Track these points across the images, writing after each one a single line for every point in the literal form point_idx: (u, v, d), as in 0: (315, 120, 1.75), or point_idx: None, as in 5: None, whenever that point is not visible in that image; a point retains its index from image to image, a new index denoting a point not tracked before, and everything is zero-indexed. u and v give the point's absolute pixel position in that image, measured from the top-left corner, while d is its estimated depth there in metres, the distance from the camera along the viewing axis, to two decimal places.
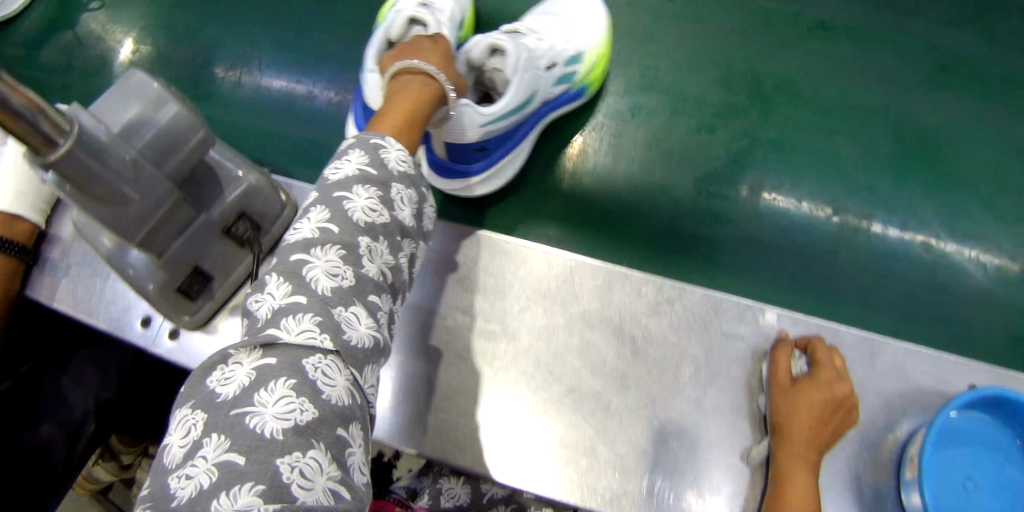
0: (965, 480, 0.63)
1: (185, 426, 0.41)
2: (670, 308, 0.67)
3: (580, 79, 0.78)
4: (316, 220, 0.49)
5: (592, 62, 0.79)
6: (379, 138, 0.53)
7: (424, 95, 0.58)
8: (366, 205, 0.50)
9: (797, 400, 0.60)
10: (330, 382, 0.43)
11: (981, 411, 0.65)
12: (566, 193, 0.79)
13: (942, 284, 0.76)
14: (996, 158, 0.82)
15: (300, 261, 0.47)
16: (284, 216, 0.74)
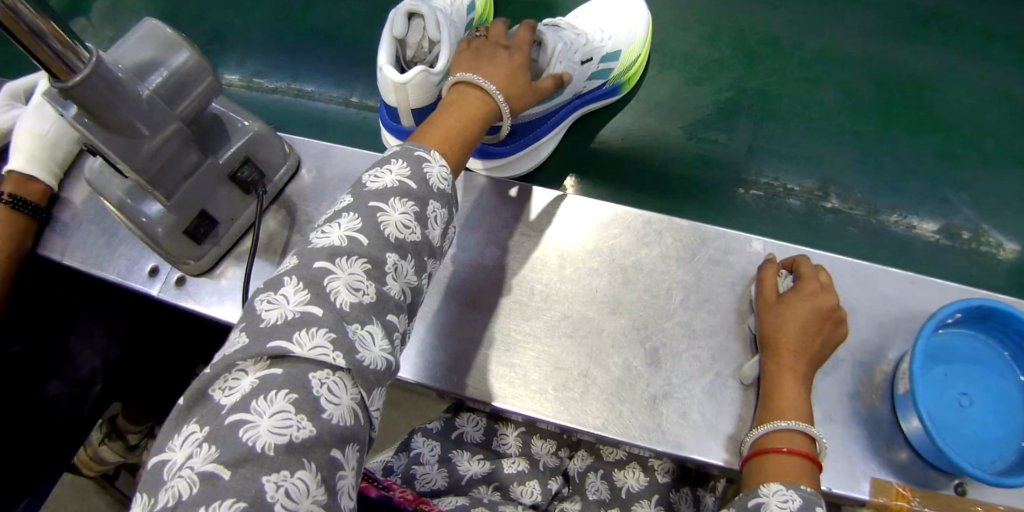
0: (960, 397, 0.65)
1: (184, 437, 0.41)
2: (660, 239, 0.69)
3: (615, 77, 0.77)
4: (347, 227, 0.50)
5: (626, 63, 0.77)
6: (423, 151, 0.54)
7: (481, 113, 0.58)
8: (401, 221, 0.52)
9: (783, 314, 0.62)
10: (335, 400, 0.43)
11: (969, 329, 0.67)
12: (583, 153, 0.81)
13: (932, 222, 0.77)
14: (985, 101, 0.81)
15: (323, 269, 0.48)
16: (283, 169, 0.76)
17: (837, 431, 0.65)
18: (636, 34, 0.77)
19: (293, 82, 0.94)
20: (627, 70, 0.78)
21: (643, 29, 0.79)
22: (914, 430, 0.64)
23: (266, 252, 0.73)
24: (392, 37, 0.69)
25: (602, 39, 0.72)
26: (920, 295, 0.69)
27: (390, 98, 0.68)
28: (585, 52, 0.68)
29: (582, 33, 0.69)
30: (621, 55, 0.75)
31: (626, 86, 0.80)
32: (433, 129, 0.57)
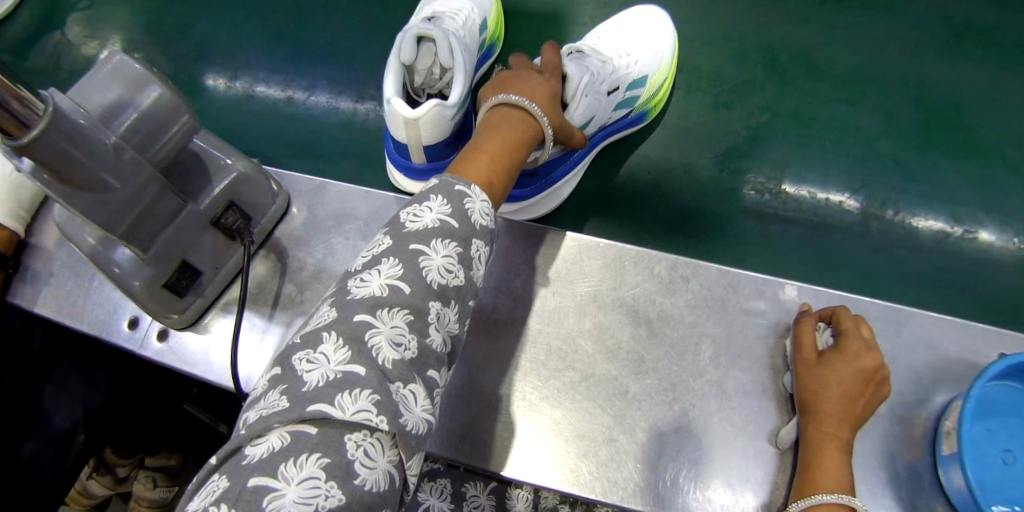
0: (1004, 454, 0.61)
1: (206, 493, 0.39)
2: (687, 286, 0.64)
3: (643, 103, 0.72)
4: (387, 275, 0.46)
5: (653, 86, 0.72)
6: (464, 186, 0.51)
7: (522, 137, 0.55)
8: (444, 264, 0.48)
9: (823, 377, 0.57)
10: (370, 464, 0.41)
11: (1007, 379, 0.63)
12: (603, 188, 0.75)
13: (976, 258, 0.72)
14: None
15: (364, 323, 0.44)
16: (273, 208, 0.69)
17: (876, 492, 0.61)
18: (660, 56, 0.73)
19: (288, 103, 0.86)
20: (653, 95, 0.73)
21: (666, 48, 0.74)
22: (956, 488, 0.59)
23: (256, 303, 0.66)
24: (400, 64, 0.62)
25: (628, 63, 0.67)
26: (965, 344, 0.64)
27: (400, 134, 0.62)
28: (612, 80, 0.65)
29: (609, 59, 0.65)
30: (649, 78, 0.71)
31: (653, 109, 0.75)
32: (480, 159, 0.53)
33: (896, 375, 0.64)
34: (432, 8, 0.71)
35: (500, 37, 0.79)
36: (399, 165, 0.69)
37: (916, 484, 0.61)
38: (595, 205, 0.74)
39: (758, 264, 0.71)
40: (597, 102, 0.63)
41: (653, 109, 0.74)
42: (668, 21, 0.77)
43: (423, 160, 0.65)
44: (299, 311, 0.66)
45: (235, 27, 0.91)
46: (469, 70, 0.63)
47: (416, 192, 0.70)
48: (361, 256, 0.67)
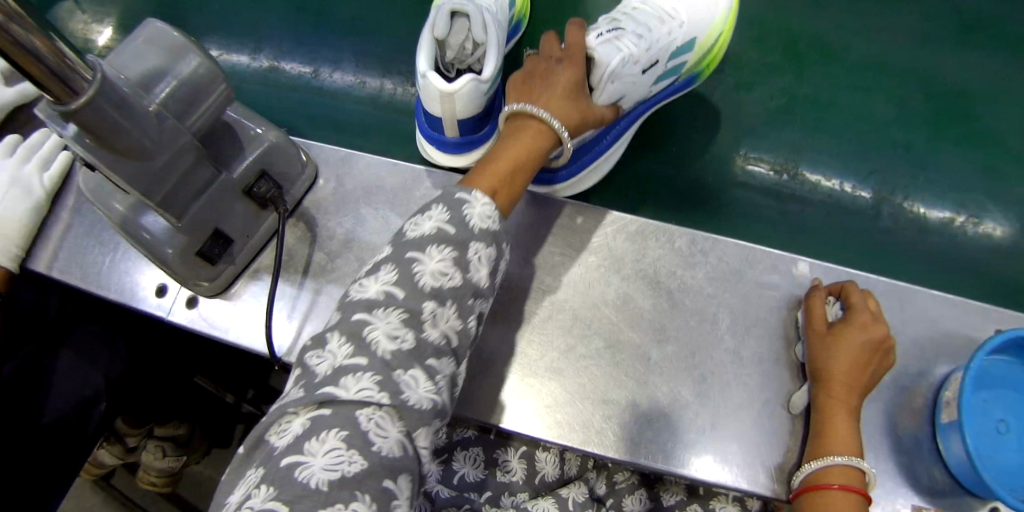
0: (999, 424, 0.65)
1: (245, 480, 0.42)
2: (706, 259, 0.67)
3: (689, 69, 0.72)
4: (383, 280, 0.49)
5: (705, 49, 0.71)
6: (464, 193, 0.52)
7: (529, 144, 0.56)
8: (438, 269, 0.49)
9: (835, 347, 0.60)
10: (383, 433, 0.43)
11: (1005, 354, 0.67)
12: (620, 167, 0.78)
13: (977, 239, 0.76)
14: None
15: (362, 319, 0.47)
16: (302, 178, 0.70)
17: (878, 455, 0.65)
18: (713, 15, 0.71)
19: (312, 73, 0.81)
20: (703, 58, 0.72)
21: (721, 4, 0.72)
22: (955, 457, 0.63)
23: (286, 271, 0.68)
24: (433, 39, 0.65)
25: (671, 34, 0.68)
26: (965, 319, 0.68)
27: (435, 107, 0.65)
28: (646, 63, 0.66)
29: (645, 37, 0.65)
30: (698, 42, 0.70)
31: (704, 70, 0.74)
32: (487, 167, 0.55)
33: (901, 347, 0.67)
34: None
35: (526, 13, 0.80)
36: (428, 137, 0.71)
37: (915, 447, 0.65)
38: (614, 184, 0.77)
39: (772, 242, 0.75)
40: (626, 86, 0.65)
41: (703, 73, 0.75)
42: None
43: (456, 133, 0.67)
44: (329, 280, 0.67)
45: None
46: (501, 44, 0.66)
47: (444, 163, 0.72)
48: (390, 227, 0.68)
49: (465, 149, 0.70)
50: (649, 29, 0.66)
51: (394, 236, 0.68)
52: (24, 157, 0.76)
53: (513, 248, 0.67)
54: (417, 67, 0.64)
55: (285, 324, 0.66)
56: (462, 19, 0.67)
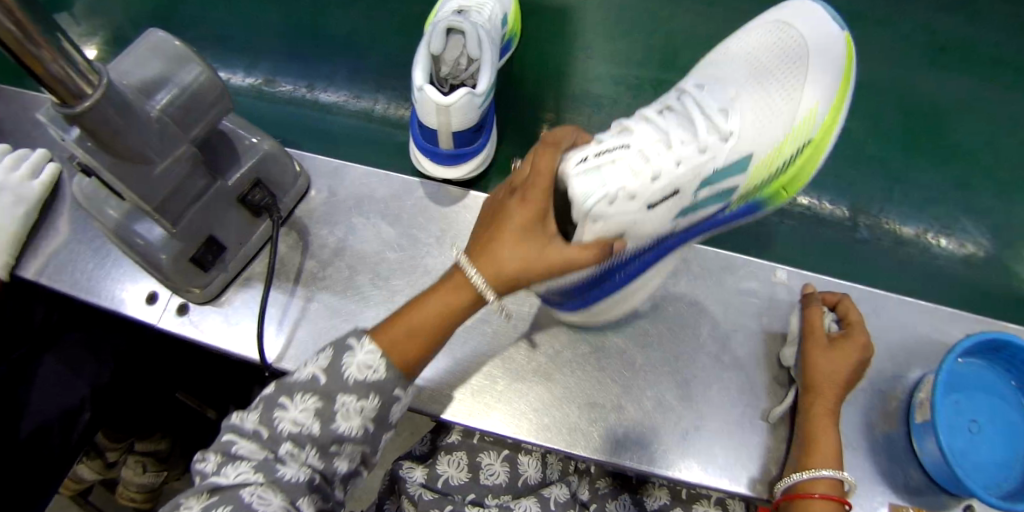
0: (971, 423, 0.69)
1: None
2: (687, 267, 0.69)
3: (744, 196, 0.61)
4: (253, 415, 0.49)
5: (773, 170, 0.59)
6: (356, 339, 0.50)
7: (442, 299, 0.49)
8: (296, 416, 0.48)
9: (829, 361, 0.59)
10: (266, 500, 0.44)
11: (975, 357, 0.71)
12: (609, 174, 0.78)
13: (952, 250, 0.79)
14: (1004, 133, 0.84)
15: (231, 439, 0.48)
16: (295, 188, 0.71)
17: (855, 456, 0.67)
18: (788, 126, 0.58)
19: (308, 91, 0.82)
20: (771, 182, 0.60)
21: (802, 106, 0.58)
22: (929, 456, 0.65)
23: (277, 278, 0.69)
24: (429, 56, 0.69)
25: (712, 153, 0.56)
26: (937, 327, 0.71)
27: (429, 120, 0.67)
28: (657, 191, 0.54)
29: (657, 166, 0.54)
30: (755, 161, 0.58)
31: (775, 191, 0.61)
32: (399, 320, 0.50)
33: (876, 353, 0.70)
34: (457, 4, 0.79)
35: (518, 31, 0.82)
36: (423, 151, 0.72)
37: (890, 449, 0.68)
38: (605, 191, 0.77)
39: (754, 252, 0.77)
40: (618, 226, 0.52)
41: (770, 192, 0.61)
42: (835, 64, 0.60)
43: (451, 145, 0.70)
44: (320, 287, 0.68)
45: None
46: (493, 61, 0.71)
47: (428, 168, 0.72)
48: (381, 236, 0.69)
49: (459, 162, 0.71)
50: (672, 155, 0.55)
51: (385, 245, 0.69)
52: (13, 164, 0.76)
53: None
54: (414, 81, 0.68)
55: (274, 329, 0.67)
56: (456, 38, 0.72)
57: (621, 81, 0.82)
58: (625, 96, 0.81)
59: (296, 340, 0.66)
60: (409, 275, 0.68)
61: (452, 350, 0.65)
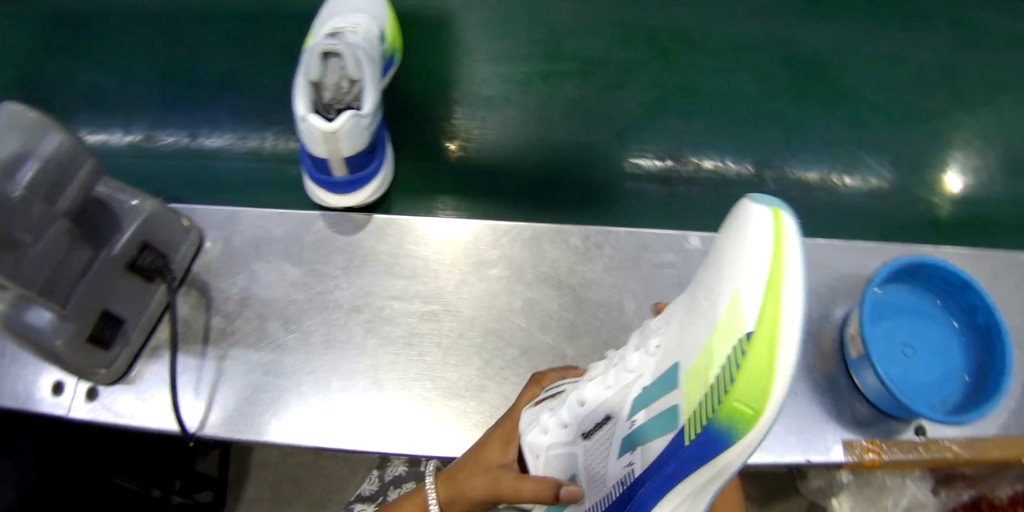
0: (906, 348, 0.70)
1: None
2: (602, 251, 0.67)
3: (693, 426, 0.39)
4: None
5: (708, 383, 0.38)
6: None
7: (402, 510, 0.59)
8: None
9: None
10: None
11: (898, 284, 0.72)
12: (520, 169, 0.77)
13: (858, 187, 0.81)
14: (884, 66, 0.87)
15: None
16: (188, 245, 0.67)
17: (800, 404, 0.68)
18: (707, 324, 0.39)
19: (191, 141, 0.78)
20: (712, 400, 0.37)
21: (720, 296, 0.38)
22: (871, 387, 0.67)
23: (186, 341, 0.65)
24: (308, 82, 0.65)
25: (639, 371, 0.46)
26: (857, 262, 0.71)
27: (318, 149, 0.64)
28: (588, 418, 0.49)
29: (579, 390, 0.50)
30: (681, 377, 0.41)
31: (727, 417, 0.36)
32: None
33: (802, 300, 0.70)
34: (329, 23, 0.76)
35: (399, 45, 0.80)
36: (317, 182, 0.68)
37: (831, 390, 0.68)
38: (521, 188, 0.76)
39: (675, 224, 0.75)
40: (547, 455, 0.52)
41: (741, 418, 0.36)
42: (761, 224, 0.37)
43: (346, 172, 0.67)
44: (232, 344, 0.65)
45: (90, 58, 0.82)
46: (376, 77, 0.68)
47: (325, 201, 0.69)
48: (285, 277, 0.66)
49: (356, 188, 0.69)
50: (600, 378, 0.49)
51: (291, 286, 0.66)
52: None
53: (416, 275, 0.66)
54: (295, 112, 0.64)
55: (191, 396, 0.63)
56: (333, 58, 0.68)
57: (509, 78, 0.81)
58: (517, 93, 0.81)
59: (219, 403, 0.63)
60: (322, 312, 0.65)
61: (378, 380, 0.63)
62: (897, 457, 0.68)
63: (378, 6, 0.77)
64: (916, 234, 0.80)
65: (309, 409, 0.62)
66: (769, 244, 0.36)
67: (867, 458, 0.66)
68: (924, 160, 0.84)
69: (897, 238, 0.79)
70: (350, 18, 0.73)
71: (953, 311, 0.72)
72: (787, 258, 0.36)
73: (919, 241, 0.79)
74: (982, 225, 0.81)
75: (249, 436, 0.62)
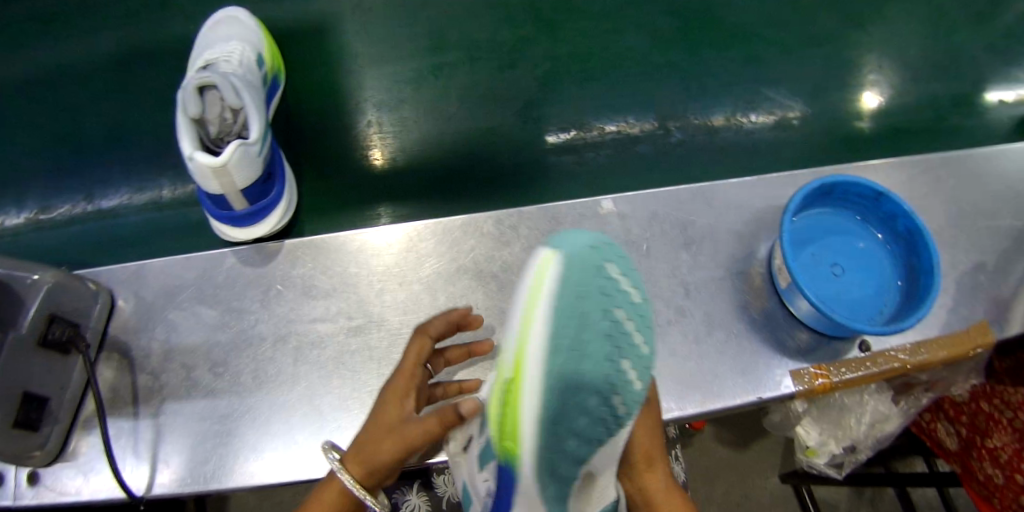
0: (832, 267, 0.72)
1: None
2: (517, 233, 0.68)
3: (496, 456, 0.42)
4: None
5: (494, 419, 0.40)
6: None
7: None
8: None
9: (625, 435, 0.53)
10: None
11: (816, 207, 0.73)
12: (439, 161, 0.80)
13: (763, 120, 0.85)
14: (759, 5, 0.91)
15: None
16: (101, 309, 0.65)
17: (744, 344, 0.67)
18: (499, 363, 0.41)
19: (87, 203, 0.77)
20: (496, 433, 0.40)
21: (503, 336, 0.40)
22: (806, 312, 0.67)
23: (115, 407, 0.63)
24: (190, 119, 0.64)
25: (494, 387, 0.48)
26: (769, 194, 0.73)
27: (212, 185, 0.63)
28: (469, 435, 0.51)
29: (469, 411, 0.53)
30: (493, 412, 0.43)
31: (502, 448, 0.40)
32: None
33: (724, 240, 0.71)
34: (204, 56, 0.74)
35: (280, 67, 0.81)
36: (220, 219, 0.67)
37: (770, 324, 0.68)
38: (448, 178, 0.79)
39: (593, 192, 0.79)
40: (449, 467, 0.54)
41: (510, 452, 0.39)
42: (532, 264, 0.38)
43: (246, 203, 0.66)
44: (162, 400, 0.63)
45: None
46: (260, 104, 0.67)
47: (232, 236, 0.68)
48: (205, 321, 0.65)
49: (260, 218, 0.68)
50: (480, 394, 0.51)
51: (212, 329, 0.65)
52: None
53: (339, 291, 0.66)
54: (182, 151, 0.62)
55: (132, 461, 0.62)
56: (211, 91, 0.67)
57: (399, 78, 0.84)
58: (412, 93, 0.83)
59: (162, 461, 0.62)
60: (247, 349, 0.64)
61: (317, 406, 0.62)
62: (847, 377, 0.68)
63: (253, 35, 0.77)
64: (817, 154, 0.84)
65: (254, 450, 0.61)
66: (527, 293, 0.37)
67: (818, 384, 0.66)
68: (814, 84, 0.88)
69: (800, 164, 0.83)
70: (224, 51, 0.73)
71: (872, 224, 0.74)
72: (536, 302, 0.36)
73: (821, 160, 0.84)
74: (879, 137, 0.86)
75: (199, 488, 0.61)
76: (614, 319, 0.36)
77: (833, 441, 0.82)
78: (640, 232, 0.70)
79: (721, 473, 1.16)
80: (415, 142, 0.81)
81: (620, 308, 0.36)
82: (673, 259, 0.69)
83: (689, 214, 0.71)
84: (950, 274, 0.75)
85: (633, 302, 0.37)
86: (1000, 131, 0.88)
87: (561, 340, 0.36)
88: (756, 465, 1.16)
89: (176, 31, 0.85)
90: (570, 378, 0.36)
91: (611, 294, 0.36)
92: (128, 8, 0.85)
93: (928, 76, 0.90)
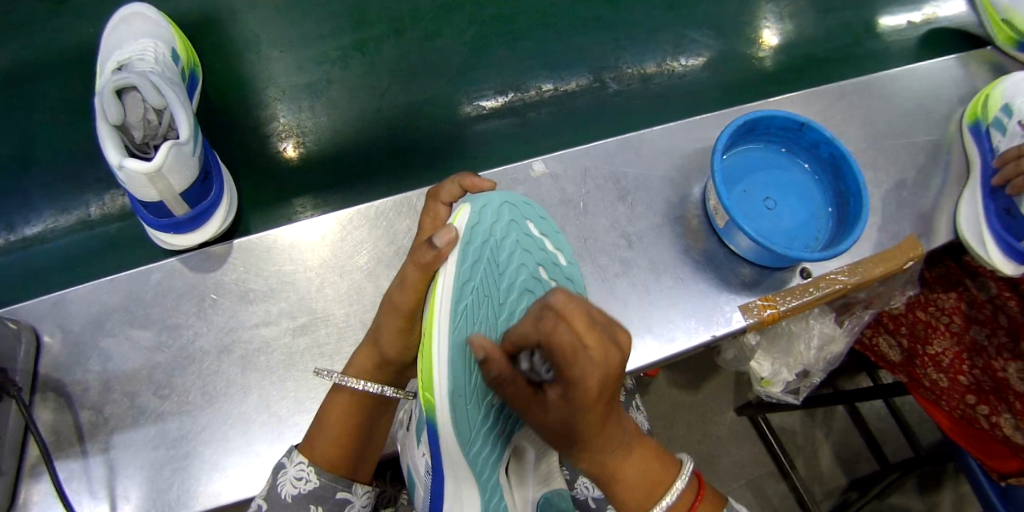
0: (762, 200, 0.74)
1: None
2: None
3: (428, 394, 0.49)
4: (299, 468, 0.55)
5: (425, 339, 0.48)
6: None
7: (368, 447, 0.59)
8: (298, 473, 0.55)
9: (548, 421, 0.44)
10: (301, 478, 0.56)
11: (740, 144, 0.75)
12: (373, 144, 0.80)
13: (691, 64, 0.88)
14: None
15: (295, 487, 0.56)
16: (28, 345, 0.61)
17: (690, 285, 0.68)
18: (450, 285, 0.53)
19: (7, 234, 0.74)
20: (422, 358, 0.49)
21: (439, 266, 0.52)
22: (746, 249, 0.69)
23: (59, 448, 0.60)
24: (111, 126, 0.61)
25: None
26: (694, 136, 0.74)
27: (148, 192, 0.60)
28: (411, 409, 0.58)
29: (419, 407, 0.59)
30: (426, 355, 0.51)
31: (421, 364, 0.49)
32: (366, 455, 0.59)
33: (659, 185, 0.72)
34: (118, 58, 0.71)
35: (196, 63, 0.78)
36: (161, 228, 0.65)
37: (713, 262, 0.70)
38: (388, 158, 0.80)
39: (527, 152, 0.82)
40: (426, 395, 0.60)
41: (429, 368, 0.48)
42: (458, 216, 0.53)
43: (187, 207, 0.64)
44: (110, 433, 0.60)
45: None
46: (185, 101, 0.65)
47: (177, 244, 0.67)
48: (141, 345, 0.63)
49: (204, 221, 0.67)
50: None
51: (152, 351, 0.63)
52: None
53: (280, 288, 0.65)
54: (109, 159, 0.59)
55: (90, 501, 0.59)
56: (131, 94, 0.64)
57: (323, 59, 0.83)
58: (335, 74, 0.83)
59: (120, 497, 0.59)
60: (191, 367, 0.62)
61: (275, 412, 0.61)
62: (792, 305, 0.69)
63: (162, 33, 0.75)
64: (740, 91, 0.88)
65: (216, 468, 0.59)
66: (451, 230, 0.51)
67: (766, 315, 0.68)
68: (730, 20, 0.91)
69: (721, 103, 0.86)
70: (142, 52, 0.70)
71: (799, 155, 0.76)
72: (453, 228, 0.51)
73: (744, 98, 0.87)
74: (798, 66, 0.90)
75: None
76: (528, 270, 0.50)
77: (786, 369, 0.86)
78: (575, 190, 0.71)
79: (679, 414, 1.21)
80: (344, 130, 0.81)
81: (543, 263, 0.51)
82: (611, 211, 0.70)
83: (620, 165, 0.72)
84: (876, 193, 0.78)
85: (551, 256, 0.52)
86: (907, 48, 0.93)
87: (476, 288, 0.49)
88: (712, 404, 1.22)
89: (71, 43, 0.81)
90: (467, 287, 0.48)
91: (526, 249, 0.51)
92: (14, 27, 0.80)
93: (835, 5, 0.94)
